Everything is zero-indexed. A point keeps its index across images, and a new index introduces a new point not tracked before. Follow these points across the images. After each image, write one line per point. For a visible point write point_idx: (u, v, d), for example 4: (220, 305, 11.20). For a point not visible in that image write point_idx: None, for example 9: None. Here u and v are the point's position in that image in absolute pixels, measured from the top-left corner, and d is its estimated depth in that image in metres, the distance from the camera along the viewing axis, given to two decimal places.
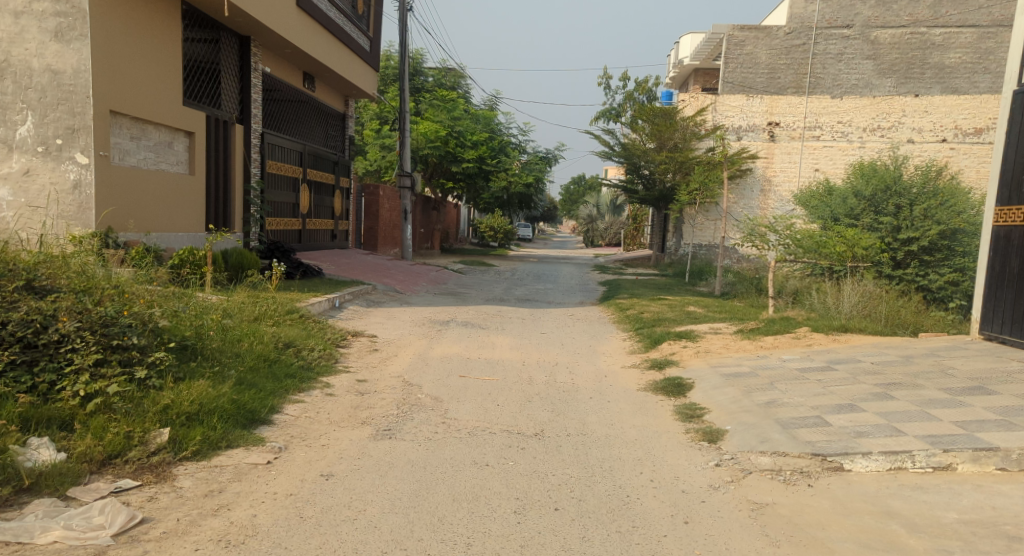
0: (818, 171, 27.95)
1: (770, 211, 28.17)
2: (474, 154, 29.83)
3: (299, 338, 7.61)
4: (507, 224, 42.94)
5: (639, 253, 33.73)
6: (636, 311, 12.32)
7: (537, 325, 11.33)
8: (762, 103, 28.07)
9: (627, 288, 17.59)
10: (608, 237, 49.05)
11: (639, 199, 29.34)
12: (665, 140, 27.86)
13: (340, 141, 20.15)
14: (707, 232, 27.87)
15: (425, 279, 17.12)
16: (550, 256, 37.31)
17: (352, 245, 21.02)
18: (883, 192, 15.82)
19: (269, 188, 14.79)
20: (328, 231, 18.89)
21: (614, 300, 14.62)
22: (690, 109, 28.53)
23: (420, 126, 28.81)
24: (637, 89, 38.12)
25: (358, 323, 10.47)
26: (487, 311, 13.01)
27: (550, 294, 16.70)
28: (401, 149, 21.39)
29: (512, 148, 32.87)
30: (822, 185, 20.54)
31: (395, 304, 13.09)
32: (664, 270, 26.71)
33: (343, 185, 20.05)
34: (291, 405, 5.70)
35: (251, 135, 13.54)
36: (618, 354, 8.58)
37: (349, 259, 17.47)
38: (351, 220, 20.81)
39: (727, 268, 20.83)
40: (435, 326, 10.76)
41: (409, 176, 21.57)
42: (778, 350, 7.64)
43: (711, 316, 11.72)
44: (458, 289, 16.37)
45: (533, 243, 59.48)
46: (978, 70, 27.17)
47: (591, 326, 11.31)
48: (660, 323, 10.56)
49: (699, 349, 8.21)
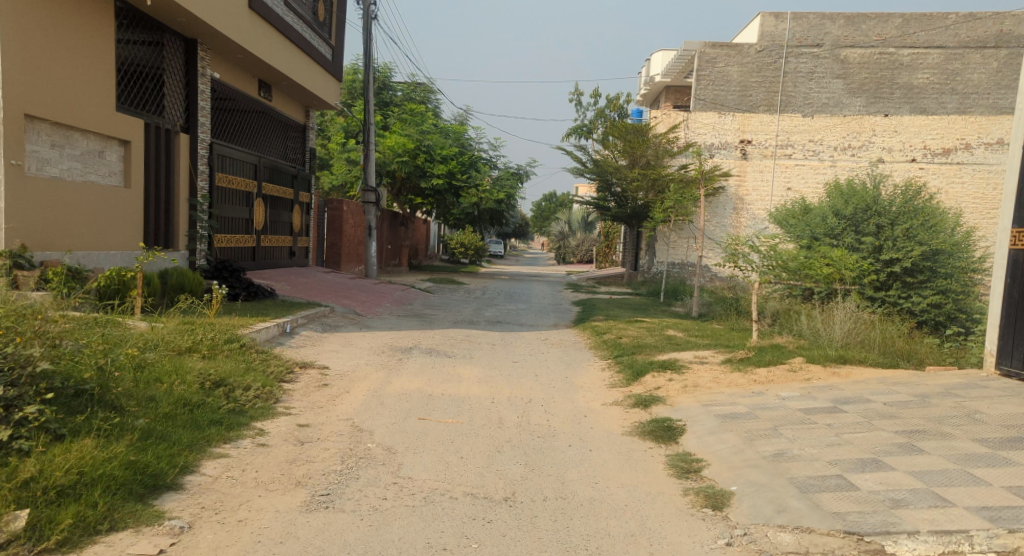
0: (790, 191, 27.45)
1: (742, 229, 27.63)
2: (442, 169, 29.00)
3: (234, 375, 6.67)
4: (477, 240, 42.15)
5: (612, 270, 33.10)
6: (613, 337, 11.53)
7: (507, 351, 10.49)
8: (734, 121, 27.59)
9: (602, 309, 16.84)
10: (579, 255, 48.50)
11: (611, 216, 28.73)
12: (637, 157, 27.29)
13: (300, 154, 19.22)
14: (679, 250, 27.37)
15: (389, 300, 16.22)
16: (520, 274, 36.54)
17: (313, 263, 20.04)
18: (863, 211, 15.18)
19: (218, 203, 13.81)
20: (287, 249, 17.91)
21: (588, 323, 13.83)
22: (662, 125, 27.88)
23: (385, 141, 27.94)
24: (608, 105, 37.57)
25: (310, 352, 9.53)
26: (454, 335, 12.13)
27: (520, 315, 15.86)
28: (366, 163, 20.48)
29: (481, 163, 32.08)
30: (799, 204, 20.11)
31: (353, 329, 12.14)
32: (638, 289, 26.10)
33: (304, 199, 19.11)
34: (210, 462, 4.83)
35: (197, 146, 12.60)
36: (597, 387, 7.78)
37: (308, 278, 16.51)
38: (312, 236, 19.83)
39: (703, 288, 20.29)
40: (396, 354, 9.86)
41: (374, 191, 20.66)
42: (775, 386, 6.90)
43: (693, 341, 10.97)
44: (423, 311, 15.46)
45: (505, 260, 58.84)
46: (945, 90, 26.80)
47: (566, 353, 10.50)
48: (641, 350, 9.79)
49: (687, 382, 7.44)
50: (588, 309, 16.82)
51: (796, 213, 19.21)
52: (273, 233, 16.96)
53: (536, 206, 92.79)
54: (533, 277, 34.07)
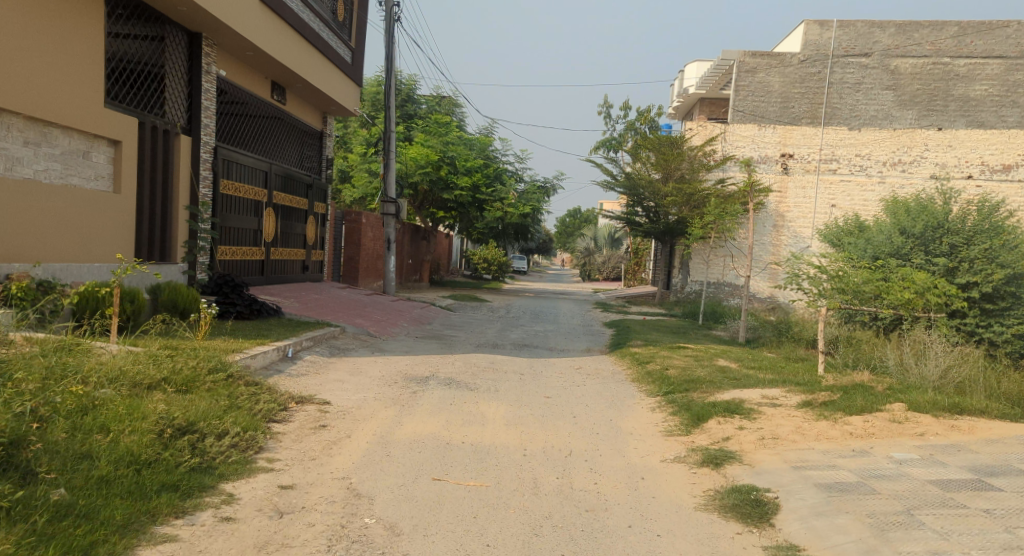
0: (835, 208, 25.77)
1: (782, 249, 25.90)
2: (467, 181, 27.94)
3: (209, 416, 5.42)
4: (501, 256, 40.86)
5: (643, 289, 31.64)
6: (658, 367, 10.14)
7: (539, 383, 9.16)
8: (775, 133, 26.00)
9: (638, 332, 15.41)
10: (606, 272, 47.13)
11: (643, 232, 27.32)
12: (671, 171, 25.88)
13: (317, 162, 18.17)
14: (715, 269, 26.10)
15: (406, 319, 15.02)
16: (546, 291, 35.14)
17: (328, 278, 18.92)
18: (934, 230, 13.78)
19: (222, 211, 12.68)
20: (299, 262, 16.81)
21: (627, 350, 12.46)
22: (698, 138, 26.46)
23: (408, 152, 26.90)
24: (638, 118, 36.08)
25: (311, 382, 8.28)
26: (477, 362, 10.84)
27: (549, 338, 14.49)
28: (386, 173, 19.36)
29: (508, 175, 30.87)
30: (852, 222, 18.64)
31: (366, 354, 10.90)
32: (671, 309, 24.69)
33: (319, 211, 18.02)
34: (148, 550, 3.57)
35: (201, 149, 11.50)
36: (651, 435, 6.44)
37: (320, 295, 15.38)
38: (327, 249, 18.69)
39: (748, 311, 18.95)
40: (411, 385, 8.58)
41: (394, 203, 19.50)
42: (883, 443, 5.49)
43: (751, 374, 9.55)
44: (443, 332, 14.19)
45: (529, 277, 57.68)
46: (1005, 103, 25.15)
47: (607, 386, 9.15)
48: (696, 386, 8.39)
49: (764, 432, 6.07)
50: (622, 332, 15.41)
51: (852, 232, 17.58)
52: (284, 245, 15.86)
53: (561, 222, 91.19)
54: (560, 294, 32.63)
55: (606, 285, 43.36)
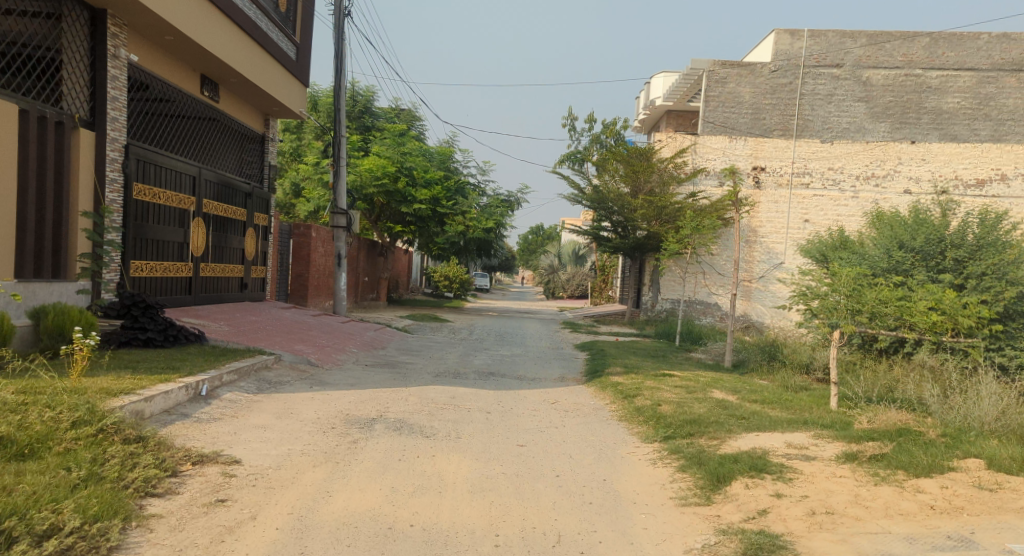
0: (808, 223, 24.31)
1: (754, 266, 24.59)
2: (426, 194, 26.38)
3: (32, 506, 3.76)
4: (462, 273, 39.25)
5: (611, 307, 30.30)
6: (647, 402, 8.61)
7: (511, 424, 7.55)
8: (746, 146, 24.62)
9: (615, 356, 13.94)
10: (570, 289, 45.78)
11: (612, 248, 25.87)
12: (639, 184, 24.64)
13: (259, 169, 16.41)
14: (686, 286, 25.08)
15: (357, 344, 13.29)
16: (509, 310, 33.58)
17: (271, 297, 17.11)
18: (934, 243, 12.53)
19: (135, 221, 10.87)
20: (236, 280, 15.00)
21: (606, 380, 10.95)
22: (667, 150, 25.24)
23: (363, 162, 25.28)
24: (604, 131, 34.75)
25: (224, 431, 6.58)
26: (435, 395, 9.21)
27: (516, 364, 12.89)
28: (335, 181, 17.62)
29: (469, 188, 29.36)
30: (836, 234, 17.40)
31: (303, 388, 9.20)
32: (643, 330, 23.40)
33: (261, 222, 16.25)
34: None
35: (105, 146, 9.74)
36: (661, 506, 4.93)
37: (258, 316, 13.58)
38: (269, 265, 16.86)
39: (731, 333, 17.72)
40: (351, 431, 6.93)
41: (345, 214, 17.75)
42: (985, 528, 4.05)
43: (759, 410, 8.09)
44: (396, 358, 12.51)
45: (492, 295, 56.34)
46: (977, 116, 24.13)
47: (594, 428, 7.58)
48: (701, 429, 6.89)
49: (813, 504, 4.59)
50: (597, 357, 13.91)
51: (838, 246, 16.33)
52: (217, 260, 14.06)
53: (524, 239, 89.76)
54: (525, 313, 31.10)
55: (572, 303, 41.99)
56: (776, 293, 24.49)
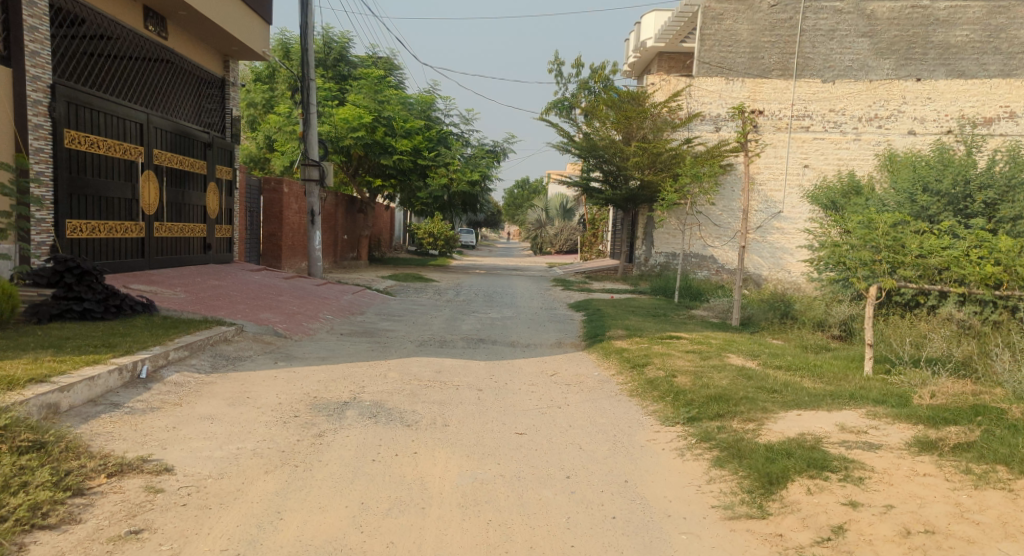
0: (807, 168, 23.12)
1: (751, 216, 23.47)
2: (407, 144, 25.11)
3: None
4: (447, 229, 38.00)
5: (602, 262, 29.28)
6: (658, 373, 7.57)
7: (507, 408, 6.48)
8: (743, 88, 23.31)
9: (615, 317, 12.90)
10: (559, 244, 44.69)
11: (604, 200, 24.69)
12: (631, 131, 23.37)
13: (219, 118, 15.04)
14: (680, 238, 24.28)
15: (332, 309, 12.16)
16: (496, 267, 32.48)
17: (240, 260, 15.88)
18: (963, 185, 11.43)
19: (68, 172, 9.60)
20: (199, 241, 13.75)
21: (608, 344, 9.92)
22: (661, 94, 23.99)
23: (338, 112, 23.93)
24: (592, 77, 33.20)
25: (161, 425, 5.47)
26: (418, 369, 8.13)
27: (507, 329, 11.81)
28: (305, 130, 16.26)
29: (453, 139, 27.94)
30: (843, 178, 16.34)
31: (267, 363, 8.09)
32: (637, 285, 22.44)
33: (225, 176, 14.94)
34: None
35: (25, 83, 8.69)
36: (703, 520, 3.89)
37: (223, 281, 12.38)
38: (236, 225, 15.57)
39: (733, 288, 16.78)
40: (317, 421, 5.83)
41: (317, 166, 16.41)
42: None
43: (790, 379, 7.06)
44: (375, 324, 11.38)
45: (479, 252, 55.26)
46: (987, 49, 23.16)
47: (605, 410, 6.53)
48: (731, 409, 5.84)
49: (903, 520, 3.56)
50: (594, 319, 12.87)
51: (847, 193, 15.30)
52: (175, 219, 12.80)
53: (510, 194, 88.07)
54: (512, 270, 30.04)
55: (560, 258, 40.92)
56: (774, 244, 23.52)
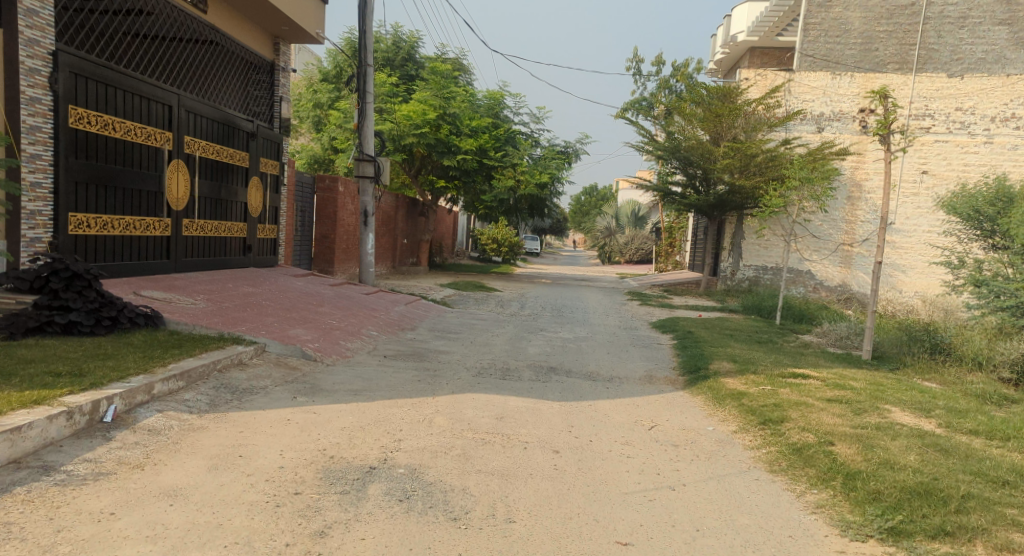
0: (925, 174, 21.04)
1: (857, 228, 22.36)
2: (472, 143, 23.73)
3: None
4: (512, 236, 36.31)
5: (680, 274, 27.25)
6: (800, 435, 5.51)
7: (598, 492, 4.56)
8: (853, 83, 21.54)
9: (713, 344, 10.82)
10: (629, 254, 42.37)
11: (689, 207, 22.77)
12: (719, 131, 21.61)
13: (267, 106, 13.55)
14: (773, 251, 22.99)
15: (377, 324, 10.46)
16: (564, 276, 30.61)
17: (285, 263, 14.38)
18: None
19: (74, 157, 8.12)
20: (238, 241, 12.23)
21: (714, 382, 7.89)
22: (757, 90, 22.29)
23: (403, 108, 22.70)
24: (674, 75, 31.03)
25: (96, 508, 3.74)
26: (473, 413, 6.27)
27: (582, 355, 9.86)
28: (361, 122, 14.66)
29: (522, 138, 26.16)
30: (984, 183, 13.93)
31: (284, 396, 6.35)
32: (723, 302, 20.40)
33: (270, 171, 13.42)
34: None
35: (20, 49, 7.33)
36: None
37: (258, 287, 10.81)
38: (281, 225, 14.06)
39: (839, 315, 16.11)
40: (324, 507, 4.00)
41: (372, 161, 14.78)
42: None
43: (1007, 458, 4.96)
44: (426, 346, 9.57)
45: (546, 259, 53.93)
46: None
47: (739, 500, 4.51)
48: (960, 522, 3.95)
49: None
50: (688, 345, 10.83)
51: (999, 201, 12.88)
52: (211, 216, 11.28)
53: (575, 200, 86.07)
54: (582, 281, 28.16)
55: (632, 269, 38.71)
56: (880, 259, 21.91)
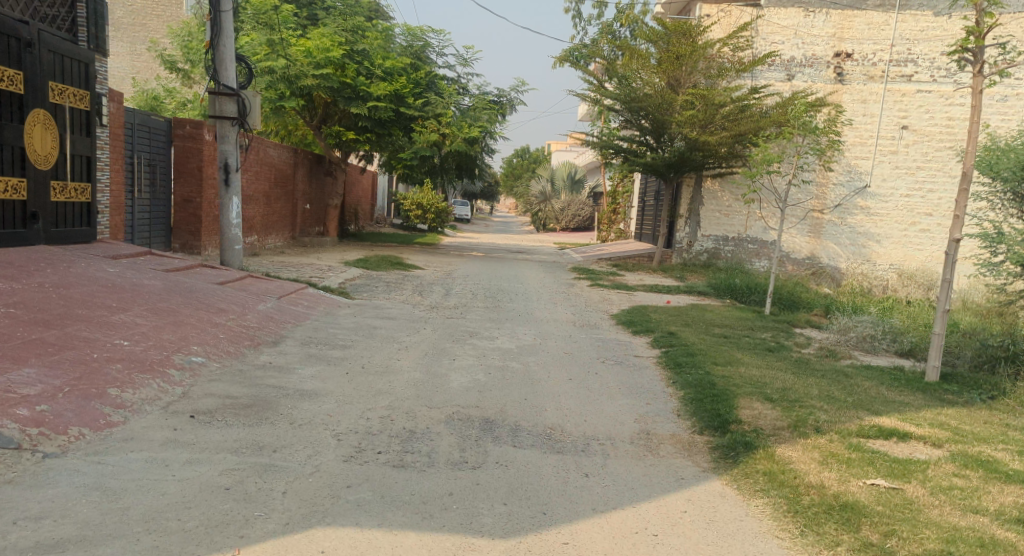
0: (905, 129, 19.26)
1: (828, 192, 19.74)
2: (386, 87, 19.90)
3: None
4: (439, 200, 32.64)
5: (628, 243, 24.26)
6: None
7: None
8: (828, 22, 19.51)
9: (718, 363, 7.47)
10: (565, 221, 39.20)
11: (643, 168, 19.55)
12: (678, 77, 18.93)
13: (65, 10, 9.42)
14: (735, 218, 20.23)
15: (206, 344, 6.68)
16: (497, 247, 27.05)
17: (108, 239, 10.36)
18: None
19: None
20: (7, 204, 8.16)
21: (770, 462, 4.52)
22: (720, 28, 19.93)
23: (299, 43, 18.64)
24: (618, 18, 27.71)
25: None
26: None
27: (534, 393, 6.41)
28: (216, 37, 10.68)
29: (446, 84, 22.40)
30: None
31: None
32: (683, 280, 17.40)
33: (71, 102, 9.36)
34: None
35: None
36: None
37: (15, 278, 6.81)
38: (95, 183, 9.99)
39: (831, 302, 13.36)
40: None
41: (234, 96, 10.90)
42: None
43: None
44: (280, 388, 5.88)
45: (476, 226, 50.37)
46: None
47: None
48: None
49: None
50: (685, 366, 7.43)
51: None
52: None
53: (507, 163, 82.13)
54: (518, 252, 24.67)
55: (570, 238, 35.39)
56: (855, 227, 19.74)
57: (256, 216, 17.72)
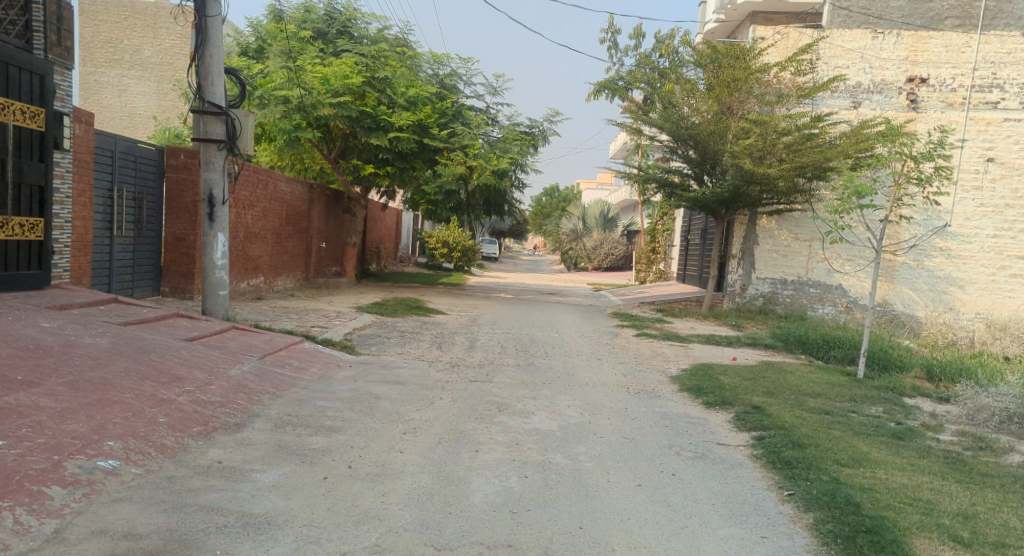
0: (990, 162, 17.17)
1: (901, 231, 17.62)
2: (409, 117, 18.28)
3: None
4: (467, 238, 30.91)
5: (670, 286, 22.20)
6: None
7: None
8: (900, 44, 17.55)
9: (845, 464, 5.35)
10: (597, 260, 37.25)
11: (692, 204, 17.57)
12: (732, 105, 17.13)
13: (16, 11, 7.84)
14: (795, 260, 18.09)
15: (133, 436, 4.77)
16: (529, 288, 25.15)
17: (66, 284, 8.61)
18: None
19: None
20: None
21: None
22: (776, 53, 18.09)
23: (315, 69, 17.10)
24: (658, 47, 26.14)
25: None
26: None
27: (598, 522, 4.37)
28: (201, 47, 8.97)
29: (473, 114, 20.81)
30: None
31: None
32: (742, 330, 15.31)
33: (17, 119, 7.71)
34: None
35: None
36: None
37: None
38: (49, 216, 8.29)
39: (931, 360, 11.21)
40: None
41: (222, 115, 9.19)
42: None
43: None
44: (216, 515, 3.93)
45: (504, 265, 48.52)
46: None
47: None
48: None
49: None
50: (799, 468, 5.32)
51: None
52: None
53: (536, 202, 80.48)
54: (551, 294, 22.74)
55: (602, 278, 33.36)
56: (933, 271, 17.54)
57: (262, 255, 16.01)
